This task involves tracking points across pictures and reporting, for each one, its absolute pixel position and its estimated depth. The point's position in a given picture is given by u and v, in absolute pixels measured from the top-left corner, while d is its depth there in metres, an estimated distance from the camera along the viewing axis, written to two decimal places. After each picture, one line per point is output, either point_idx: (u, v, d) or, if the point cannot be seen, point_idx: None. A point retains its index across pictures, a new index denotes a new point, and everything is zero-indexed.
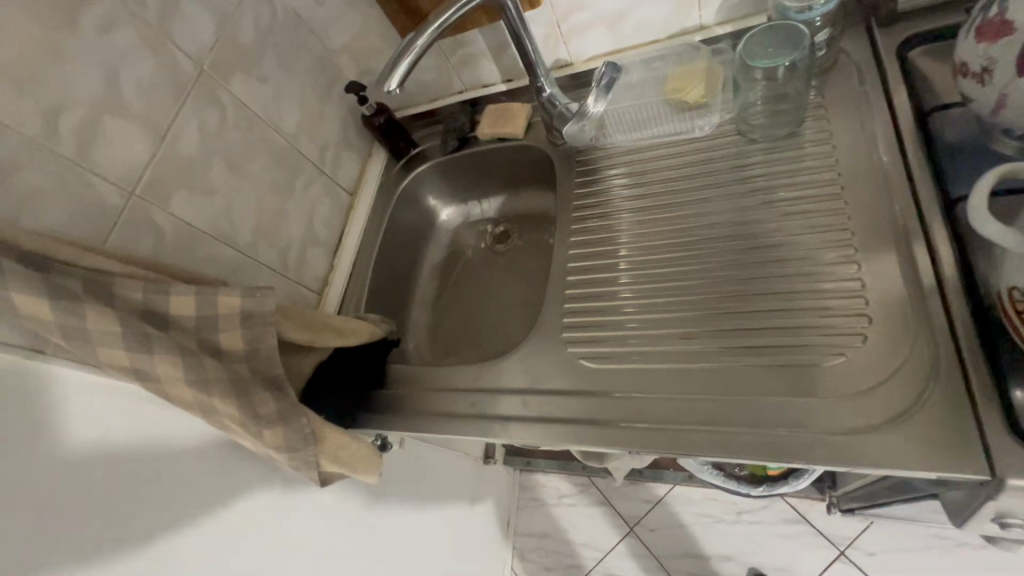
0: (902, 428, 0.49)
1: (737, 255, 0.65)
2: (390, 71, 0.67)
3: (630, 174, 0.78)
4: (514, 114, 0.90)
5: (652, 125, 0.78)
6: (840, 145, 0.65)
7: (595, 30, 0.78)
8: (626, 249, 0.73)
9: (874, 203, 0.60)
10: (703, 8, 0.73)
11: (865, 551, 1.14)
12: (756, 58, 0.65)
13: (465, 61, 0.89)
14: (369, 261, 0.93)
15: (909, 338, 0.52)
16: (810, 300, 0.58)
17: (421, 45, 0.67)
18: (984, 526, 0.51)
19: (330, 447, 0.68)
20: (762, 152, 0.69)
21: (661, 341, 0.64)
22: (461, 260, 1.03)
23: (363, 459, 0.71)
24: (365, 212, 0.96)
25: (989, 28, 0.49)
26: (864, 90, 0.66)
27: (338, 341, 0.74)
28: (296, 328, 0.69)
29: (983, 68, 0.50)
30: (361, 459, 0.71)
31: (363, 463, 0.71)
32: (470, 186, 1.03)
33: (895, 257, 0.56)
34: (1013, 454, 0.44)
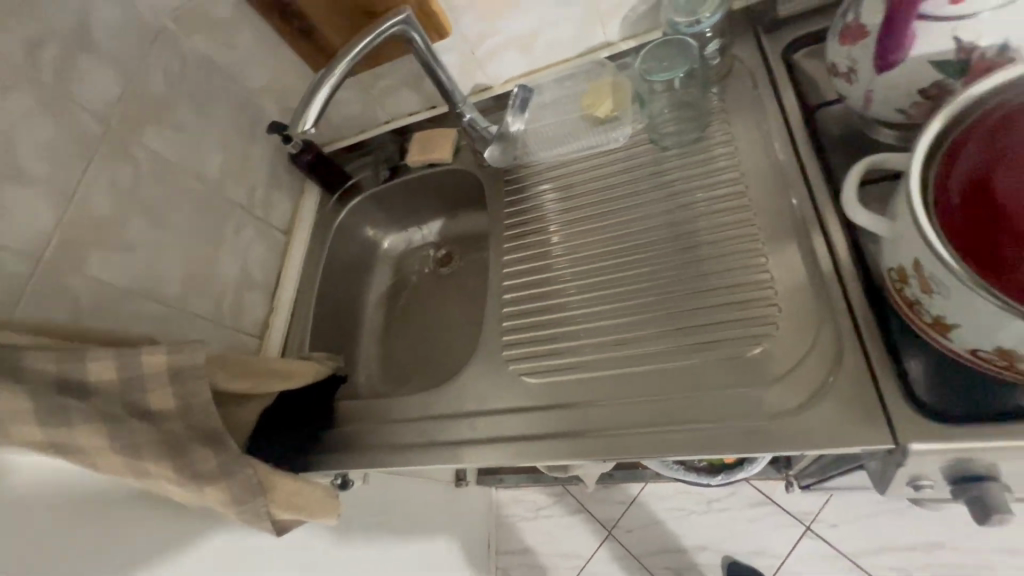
0: (815, 409, 0.52)
1: (660, 259, 0.68)
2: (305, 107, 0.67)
3: (557, 189, 0.80)
4: (441, 139, 0.91)
5: (571, 141, 0.81)
6: (741, 146, 0.69)
7: (507, 53, 0.81)
8: (559, 263, 0.75)
9: (775, 199, 0.63)
10: (606, 26, 0.77)
11: (829, 523, 1.18)
12: (654, 73, 0.69)
13: (387, 92, 0.90)
14: (311, 298, 0.91)
15: (815, 322, 0.56)
16: (728, 296, 0.61)
17: (336, 78, 0.67)
18: (904, 490, 0.54)
19: (283, 497, 0.66)
20: (674, 158, 0.73)
21: (596, 350, 0.66)
22: (407, 287, 1.03)
23: (320, 503, 0.70)
24: (302, 250, 0.95)
25: (848, 32, 0.53)
26: (758, 92, 0.70)
27: (281, 385, 0.73)
28: (233, 377, 0.67)
29: (848, 68, 0.54)
30: (318, 504, 0.69)
31: (319, 508, 0.70)
32: (407, 213, 1.03)
33: (797, 248, 0.60)
34: (913, 421, 0.47)
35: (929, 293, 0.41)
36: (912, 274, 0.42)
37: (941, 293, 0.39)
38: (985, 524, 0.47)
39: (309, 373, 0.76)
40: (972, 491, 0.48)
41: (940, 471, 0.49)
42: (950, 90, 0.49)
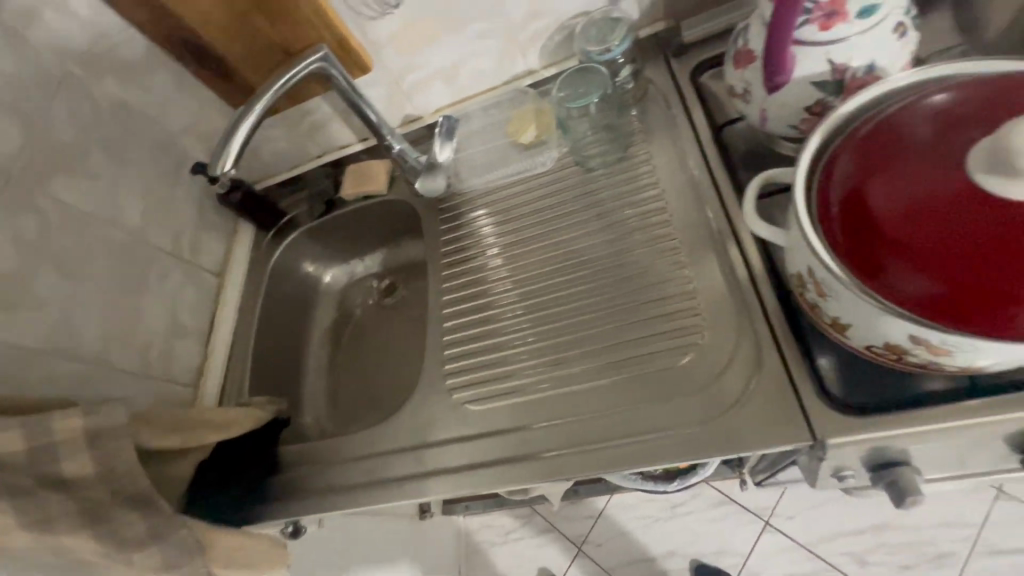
0: (741, 413, 0.55)
1: (591, 278, 0.70)
2: (224, 150, 0.66)
3: (489, 215, 0.81)
4: (375, 171, 0.91)
5: (500, 168, 0.83)
6: (659, 164, 0.72)
7: (433, 85, 0.82)
8: (495, 288, 0.76)
9: (693, 212, 0.67)
10: (526, 56, 0.79)
11: (785, 516, 1.22)
12: (571, 101, 0.73)
13: (316, 127, 0.90)
14: (249, 341, 0.88)
15: (736, 328, 0.58)
16: (655, 310, 0.64)
17: (254, 116, 0.66)
18: (832, 482, 0.57)
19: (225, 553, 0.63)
20: (600, 179, 0.76)
21: (535, 372, 0.67)
22: (351, 320, 1.02)
23: (266, 554, 0.67)
24: (237, 292, 0.92)
25: (740, 57, 0.58)
26: (671, 112, 0.74)
27: (217, 436, 0.69)
28: (162, 435, 0.64)
29: (744, 90, 0.58)
30: (263, 556, 0.67)
31: (264, 561, 0.67)
32: (347, 246, 1.02)
33: (715, 258, 0.63)
34: (827, 417, 0.50)
35: (823, 297, 0.44)
36: (808, 280, 0.45)
37: (833, 296, 0.43)
38: (902, 506, 0.51)
39: (248, 420, 0.73)
40: (886, 478, 0.51)
41: (860, 460, 0.52)
42: (832, 107, 0.54)
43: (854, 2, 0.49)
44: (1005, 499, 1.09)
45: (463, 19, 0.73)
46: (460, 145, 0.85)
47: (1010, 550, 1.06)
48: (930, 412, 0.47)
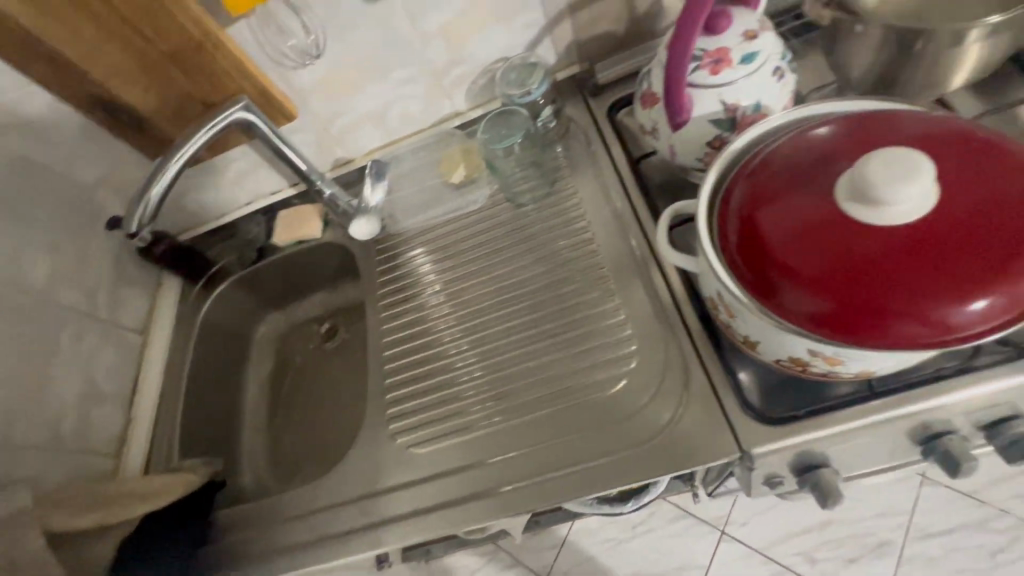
0: (675, 431, 0.57)
1: (528, 310, 0.72)
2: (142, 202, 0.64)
3: (427, 253, 0.82)
4: (306, 215, 0.90)
5: (434, 207, 0.85)
6: (585, 196, 0.76)
7: (362, 128, 0.83)
8: (436, 326, 0.76)
9: (618, 240, 0.71)
10: (451, 98, 0.82)
11: (739, 523, 1.26)
12: (493, 143, 0.77)
13: (243, 175, 0.88)
14: (178, 400, 0.83)
15: (665, 349, 0.61)
16: (590, 338, 0.66)
17: (174, 169, 0.65)
18: (766, 489, 0.59)
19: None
20: (530, 213, 0.78)
21: (481, 408, 0.67)
22: (291, 368, 0.98)
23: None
24: (163, 348, 0.87)
25: (646, 97, 0.62)
26: (591, 148, 0.79)
27: (142, 509, 0.64)
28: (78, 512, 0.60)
29: (652, 127, 0.63)
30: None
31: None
32: (284, 292, 1.00)
33: (641, 283, 0.67)
34: (751, 428, 0.53)
35: (733, 316, 0.47)
36: (718, 302, 0.48)
37: (740, 316, 0.46)
38: (828, 506, 0.54)
39: (178, 487, 0.68)
40: (811, 480, 0.55)
41: (787, 466, 0.55)
42: (729, 142, 0.59)
43: (736, 50, 0.55)
44: (928, 483, 1.18)
45: (386, 67, 0.75)
46: (392, 187, 0.86)
47: (939, 532, 1.14)
48: (838, 414, 0.51)
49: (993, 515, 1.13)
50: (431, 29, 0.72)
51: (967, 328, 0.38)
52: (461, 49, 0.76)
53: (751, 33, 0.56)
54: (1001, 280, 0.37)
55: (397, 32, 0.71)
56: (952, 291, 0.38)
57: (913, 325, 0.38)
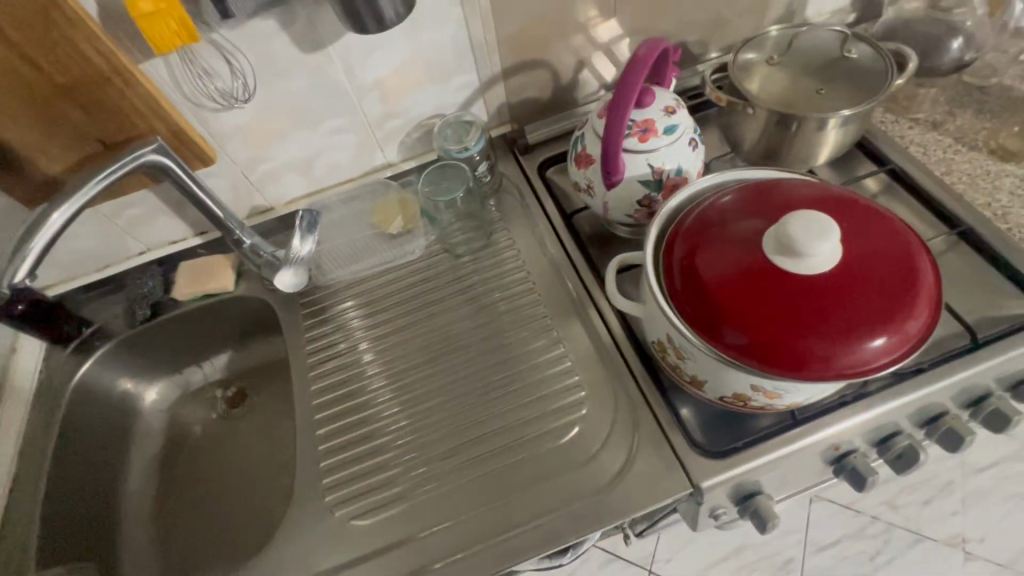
0: (631, 474, 0.59)
1: (474, 361, 0.70)
2: (25, 252, 0.55)
3: (360, 305, 0.78)
4: (215, 267, 0.81)
5: (366, 257, 0.82)
6: (522, 246, 0.78)
7: (287, 176, 0.80)
8: (374, 382, 0.71)
9: (557, 287, 0.73)
10: (384, 150, 0.82)
11: (664, 560, 1.31)
12: (438, 196, 0.78)
13: (138, 221, 0.78)
14: (38, 494, 0.67)
15: (612, 392, 0.64)
16: (538, 387, 0.66)
17: (64, 218, 0.57)
18: (709, 521, 0.62)
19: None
20: (469, 263, 0.79)
21: (429, 469, 0.63)
22: (189, 441, 0.86)
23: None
24: (18, 431, 0.71)
25: (581, 158, 0.68)
26: (524, 201, 0.82)
27: None
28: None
29: (587, 185, 0.68)
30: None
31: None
32: (182, 352, 0.88)
33: (583, 328, 0.69)
34: (701, 465, 0.57)
35: (682, 357, 0.51)
36: (667, 345, 0.52)
37: (689, 357, 0.50)
38: (766, 532, 0.59)
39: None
40: (750, 508, 0.59)
41: (728, 496, 0.59)
42: (656, 201, 0.66)
43: (659, 121, 0.63)
44: (817, 501, 1.33)
45: (318, 115, 0.74)
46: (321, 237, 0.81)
47: (829, 544, 1.28)
48: (769, 443, 0.57)
49: (867, 523, 1.30)
50: (368, 82, 0.72)
51: (877, 361, 0.45)
52: (398, 104, 0.77)
53: (671, 107, 0.64)
54: (894, 322, 0.45)
55: (333, 84, 0.70)
56: (861, 331, 0.45)
57: (836, 360, 0.45)
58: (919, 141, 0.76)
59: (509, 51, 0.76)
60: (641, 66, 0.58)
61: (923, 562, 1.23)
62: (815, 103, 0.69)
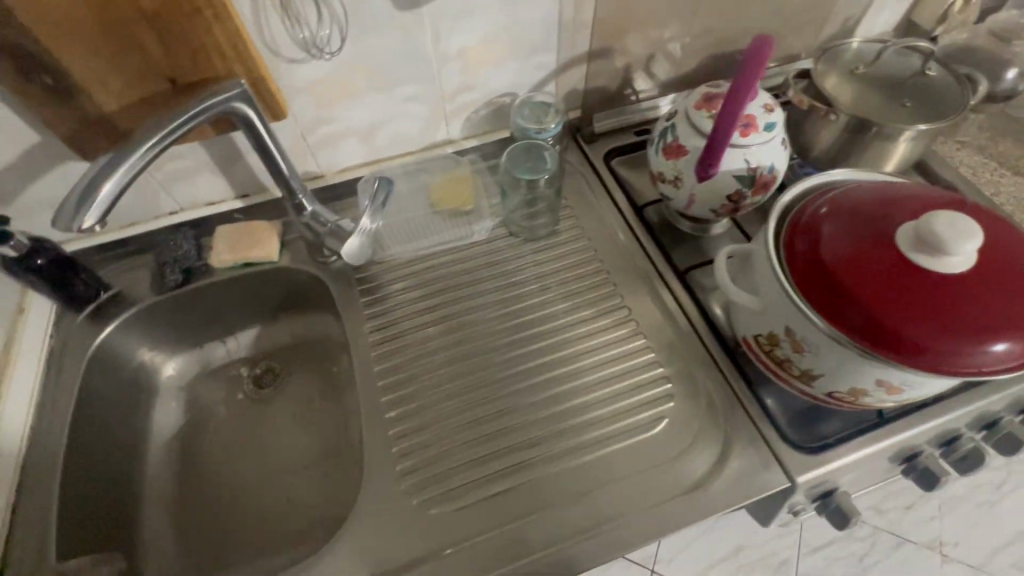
0: (724, 469, 0.58)
1: (551, 349, 0.68)
2: (91, 200, 0.46)
3: (425, 285, 0.74)
4: (259, 234, 0.75)
5: (428, 235, 0.78)
6: (592, 234, 0.77)
7: (346, 141, 0.75)
8: (443, 365, 0.67)
9: (633, 277, 0.72)
10: (449, 124, 0.78)
11: (667, 559, 1.32)
12: (522, 170, 0.73)
13: (177, 176, 0.70)
14: (55, 475, 0.60)
15: (697, 386, 0.63)
16: (622, 378, 0.64)
17: (132, 164, 0.48)
18: (783, 516, 0.63)
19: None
20: (537, 248, 0.76)
21: (509, 459, 0.60)
22: (212, 422, 0.78)
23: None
24: (29, 403, 0.63)
25: (671, 149, 0.67)
26: (591, 188, 0.81)
27: None
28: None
29: (675, 177, 0.67)
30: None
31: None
32: (207, 326, 0.80)
33: (665, 320, 0.68)
34: (795, 460, 0.57)
35: (800, 351, 0.51)
36: (784, 337, 0.52)
37: (811, 351, 0.50)
38: (845, 528, 0.60)
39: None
40: (832, 504, 0.61)
41: (811, 492, 0.60)
42: (745, 197, 0.66)
43: (760, 118, 0.63)
44: None
45: (393, 79, 0.69)
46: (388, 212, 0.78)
47: (822, 546, 1.33)
48: (858, 439, 0.58)
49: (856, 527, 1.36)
50: (451, 51, 0.69)
51: (1014, 364, 0.45)
52: (474, 77, 0.73)
53: (770, 105, 0.64)
54: None
55: (415, 47, 0.67)
56: (1004, 334, 0.45)
57: (977, 360, 0.44)
58: (968, 163, 0.80)
59: (592, 35, 0.75)
60: (759, 66, 0.57)
61: (907, 565, 1.31)
62: (901, 112, 0.69)
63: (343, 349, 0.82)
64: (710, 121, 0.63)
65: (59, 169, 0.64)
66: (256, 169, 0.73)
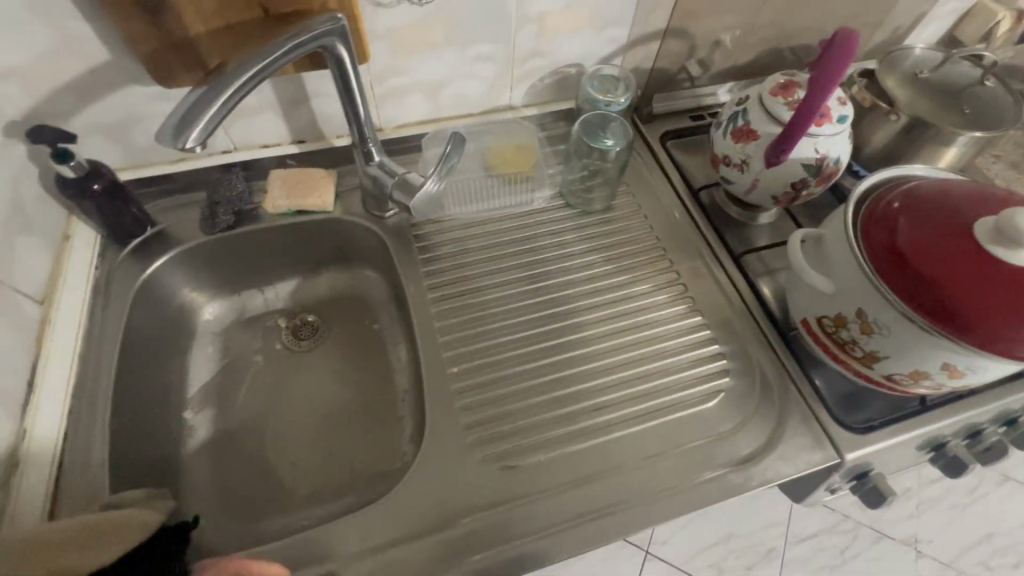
0: (778, 444, 0.60)
1: (606, 321, 0.69)
2: (198, 117, 0.44)
3: (482, 248, 0.74)
4: (316, 182, 0.73)
5: (483, 200, 0.77)
6: (648, 212, 0.78)
7: (411, 96, 0.74)
8: (502, 329, 0.68)
9: (690, 257, 0.74)
10: (513, 91, 0.78)
11: (660, 542, 1.36)
12: (597, 140, 0.72)
13: (238, 114, 0.68)
14: (104, 408, 0.58)
15: (749, 364, 0.66)
16: (680, 351, 0.66)
17: (212, 118, 0.45)
18: (818, 494, 0.66)
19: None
20: (595, 222, 0.77)
21: (567, 424, 0.61)
22: (250, 370, 0.77)
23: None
24: (76, 331, 0.61)
25: (741, 133, 0.68)
26: (647, 169, 0.82)
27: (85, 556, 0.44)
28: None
29: (742, 161, 0.69)
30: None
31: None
32: (250, 272, 0.78)
33: (719, 297, 0.70)
34: (845, 440, 0.59)
35: (868, 333, 0.54)
36: (853, 319, 0.55)
37: (879, 333, 0.53)
38: (878, 508, 0.63)
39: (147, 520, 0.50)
40: (868, 485, 0.64)
41: (851, 472, 0.62)
42: (809, 185, 0.68)
43: (835, 110, 0.65)
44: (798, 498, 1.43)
45: (470, 36, 0.68)
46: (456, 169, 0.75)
47: (807, 537, 1.38)
48: (904, 423, 0.61)
49: (839, 520, 1.41)
50: (532, 15, 0.68)
51: None
52: (548, 43, 0.73)
53: (843, 99, 0.66)
54: None
55: (499, 5, 0.66)
56: None
57: None
58: (1002, 177, 0.84)
59: (667, 14, 0.75)
60: (846, 54, 0.57)
61: (885, 559, 1.37)
62: (957, 119, 0.72)
63: (386, 307, 0.81)
64: (787, 108, 0.65)
65: (121, 92, 0.61)
66: (318, 116, 0.72)
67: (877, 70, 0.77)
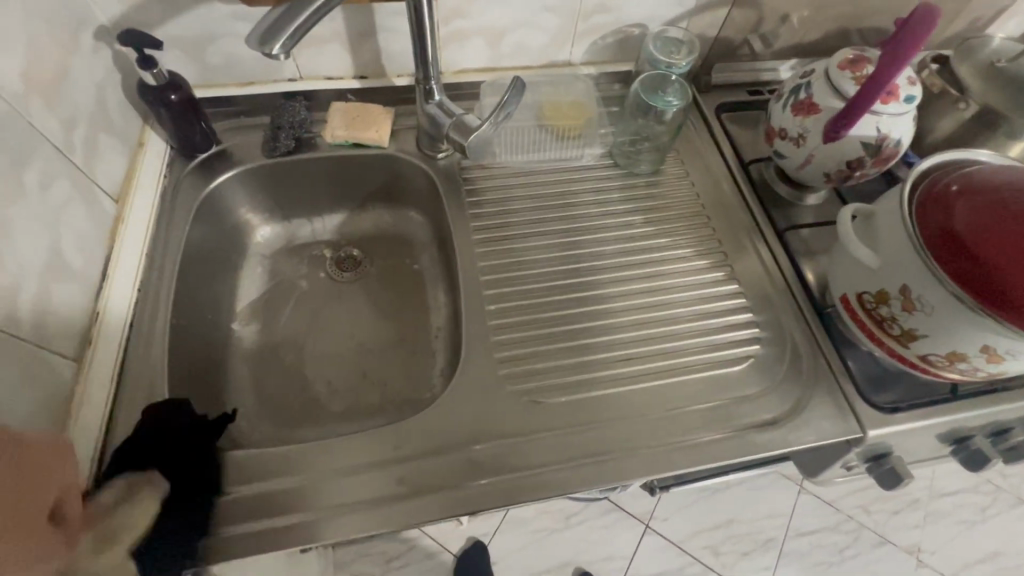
0: (803, 413, 0.61)
1: (645, 278, 0.70)
2: (287, 27, 0.46)
3: (529, 197, 0.76)
4: (376, 117, 0.75)
5: (535, 151, 0.79)
6: (697, 180, 0.79)
7: (474, 41, 0.75)
8: (539, 275, 0.70)
9: (733, 226, 0.74)
10: (575, 46, 0.79)
11: (661, 518, 1.39)
12: (655, 98, 0.72)
13: (308, 42, 0.70)
14: (166, 302, 0.63)
15: (782, 335, 0.66)
16: (715, 315, 0.67)
17: (296, 32, 0.47)
18: (833, 471, 0.67)
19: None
20: (642, 183, 0.78)
21: (597, 369, 0.63)
22: (295, 293, 0.81)
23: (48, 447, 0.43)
24: (145, 230, 0.65)
25: (802, 105, 0.67)
26: (699, 139, 0.82)
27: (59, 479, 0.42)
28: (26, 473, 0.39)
29: (799, 135, 0.68)
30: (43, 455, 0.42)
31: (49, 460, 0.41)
32: (302, 201, 0.82)
33: (756, 268, 0.71)
34: (871, 417, 0.60)
35: (910, 310, 0.55)
36: (896, 296, 0.56)
37: (922, 311, 0.54)
38: (894, 489, 0.63)
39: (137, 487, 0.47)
40: (885, 466, 0.64)
41: (870, 450, 0.63)
42: (866, 164, 0.67)
43: (903, 89, 0.64)
44: (803, 493, 1.44)
45: None
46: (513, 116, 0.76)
47: (807, 531, 1.39)
48: (933, 408, 0.61)
49: (843, 519, 1.41)
50: None
51: None
52: None
53: (913, 79, 0.65)
54: None
55: None
56: None
57: None
58: None
59: None
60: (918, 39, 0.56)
61: (885, 562, 1.36)
62: None
63: (427, 249, 0.83)
64: (854, 83, 0.64)
65: (202, 8, 0.64)
66: (383, 52, 0.74)
67: (951, 56, 0.75)
